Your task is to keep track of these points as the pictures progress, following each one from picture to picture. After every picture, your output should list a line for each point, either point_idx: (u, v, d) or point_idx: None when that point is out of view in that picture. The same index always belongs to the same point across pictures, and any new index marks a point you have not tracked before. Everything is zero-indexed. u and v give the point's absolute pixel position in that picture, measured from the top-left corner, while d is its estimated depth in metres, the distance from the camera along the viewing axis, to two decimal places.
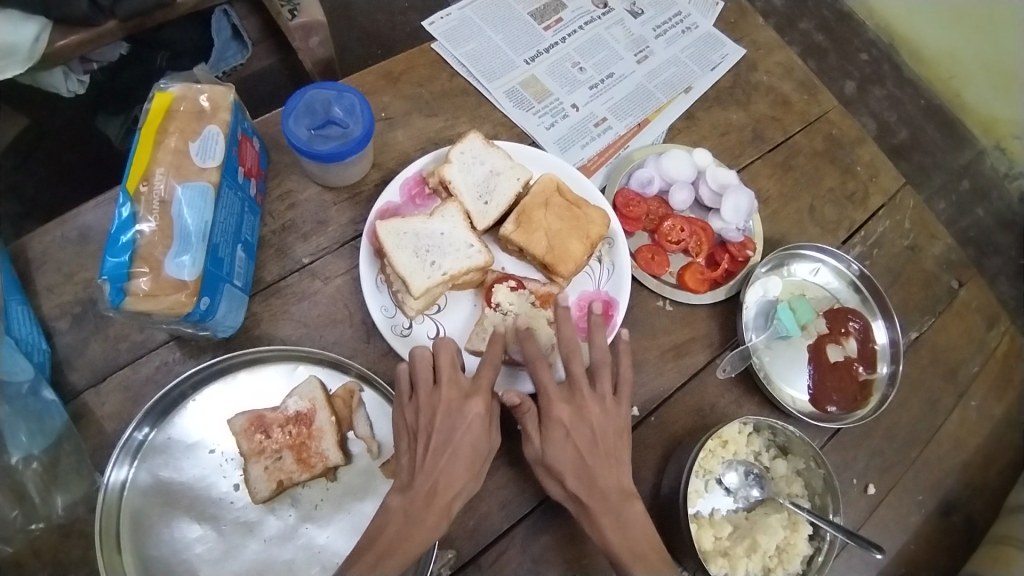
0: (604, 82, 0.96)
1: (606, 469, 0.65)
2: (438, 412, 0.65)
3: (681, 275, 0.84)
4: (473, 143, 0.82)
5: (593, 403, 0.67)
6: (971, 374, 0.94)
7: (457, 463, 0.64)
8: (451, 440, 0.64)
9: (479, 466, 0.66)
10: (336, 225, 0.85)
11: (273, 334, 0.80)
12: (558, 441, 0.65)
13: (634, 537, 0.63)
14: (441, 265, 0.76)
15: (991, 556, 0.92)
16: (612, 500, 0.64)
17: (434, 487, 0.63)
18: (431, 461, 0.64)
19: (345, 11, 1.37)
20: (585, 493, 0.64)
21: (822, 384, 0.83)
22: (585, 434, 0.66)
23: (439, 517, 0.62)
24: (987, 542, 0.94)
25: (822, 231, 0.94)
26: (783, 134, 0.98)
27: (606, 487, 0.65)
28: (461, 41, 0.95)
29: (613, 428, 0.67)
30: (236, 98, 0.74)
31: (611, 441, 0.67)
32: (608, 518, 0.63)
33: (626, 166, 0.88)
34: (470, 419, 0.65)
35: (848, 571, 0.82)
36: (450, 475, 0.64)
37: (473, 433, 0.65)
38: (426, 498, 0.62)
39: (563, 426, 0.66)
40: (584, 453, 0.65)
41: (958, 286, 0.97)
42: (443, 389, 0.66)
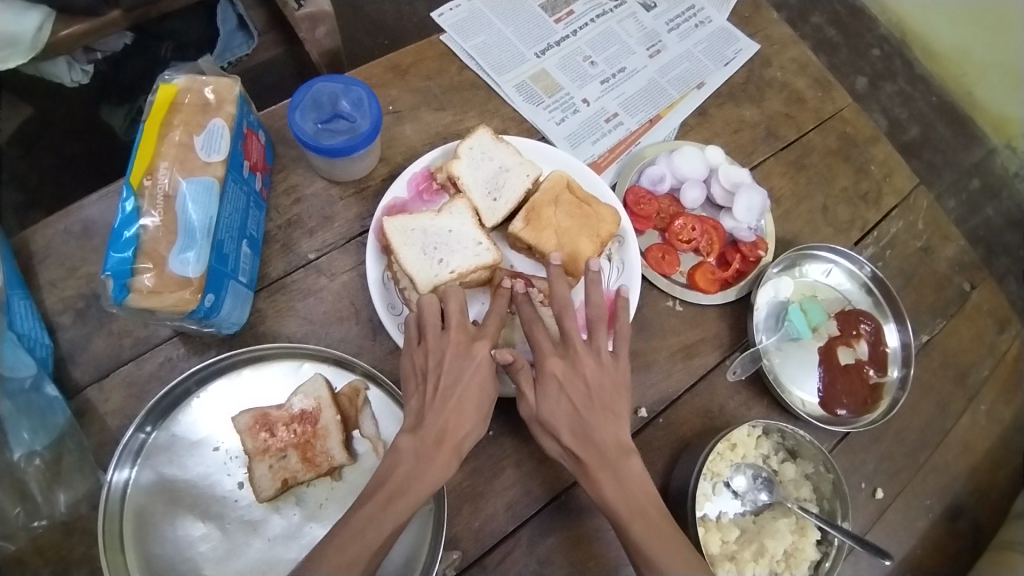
0: (615, 76, 0.95)
1: (601, 421, 0.64)
2: (447, 353, 0.65)
3: (692, 275, 0.83)
4: (482, 138, 0.80)
5: (587, 357, 0.66)
6: (982, 378, 0.93)
7: (468, 413, 0.63)
8: (460, 381, 0.64)
9: (487, 408, 0.66)
10: (343, 220, 0.84)
11: (278, 331, 0.79)
12: (552, 395, 0.65)
13: (632, 492, 0.60)
14: (450, 263, 0.75)
15: (996, 561, 0.91)
16: (610, 457, 0.62)
17: (445, 427, 0.62)
18: (439, 400, 0.63)
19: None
20: (581, 450, 0.63)
21: (833, 388, 0.81)
22: (578, 388, 0.65)
23: (450, 456, 0.61)
24: (993, 547, 0.94)
25: (834, 232, 0.92)
26: (796, 131, 0.96)
27: (602, 442, 0.62)
28: (471, 33, 0.94)
29: (610, 381, 0.66)
30: (241, 90, 0.73)
31: (603, 391, 0.65)
32: (605, 474, 0.61)
33: (638, 164, 0.87)
34: (478, 362, 0.65)
35: None
36: (461, 419, 0.63)
37: (478, 390, 0.64)
38: (435, 442, 0.61)
39: (556, 379, 0.65)
40: (579, 407, 0.64)
41: (971, 289, 0.96)
42: (452, 333, 0.66)
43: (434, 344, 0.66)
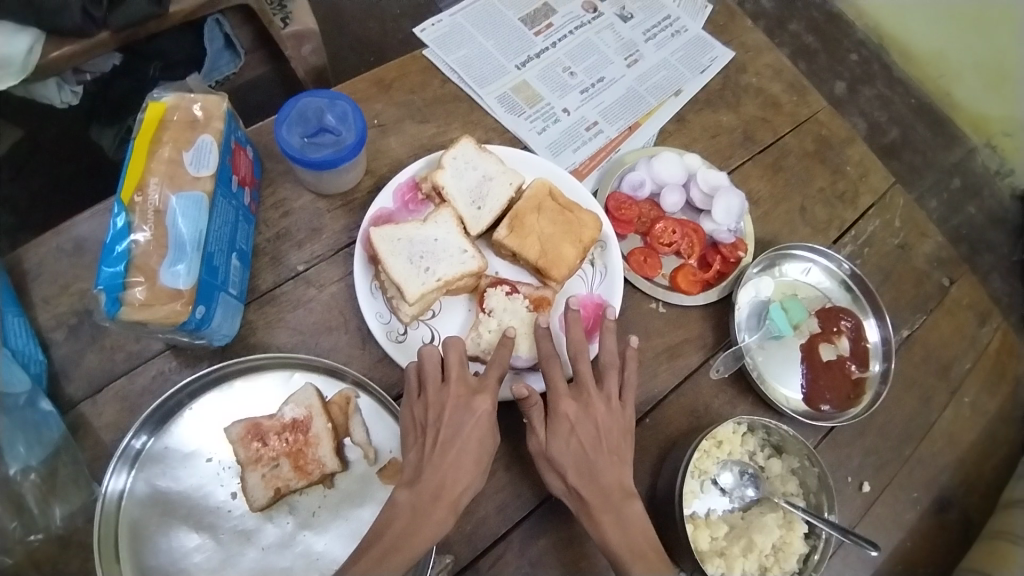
0: (595, 86, 0.97)
1: (608, 465, 0.66)
2: (447, 406, 0.67)
3: (673, 277, 0.85)
4: (466, 149, 0.82)
5: (599, 403, 0.69)
6: (964, 371, 0.95)
7: (463, 459, 0.65)
8: (459, 435, 0.66)
9: (486, 461, 0.67)
10: (331, 232, 0.86)
11: (268, 343, 0.80)
12: (563, 435, 0.66)
13: (634, 535, 0.63)
14: (436, 270, 0.76)
15: (987, 552, 0.91)
16: (614, 499, 0.65)
17: (442, 483, 0.64)
18: (440, 455, 0.65)
19: (337, 18, 1.38)
20: (585, 488, 0.65)
21: (816, 383, 0.84)
22: (590, 427, 0.67)
23: (446, 512, 0.63)
24: (983, 539, 0.94)
25: (812, 231, 0.94)
26: (773, 135, 0.99)
27: (604, 482, 0.65)
28: (453, 47, 0.97)
29: (618, 427, 0.69)
30: (229, 107, 0.75)
31: (607, 433, 0.68)
32: (610, 514, 0.64)
33: (618, 170, 0.89)
34: (479, 415, 0.67)
35: (844, 570, 0.82)
36: (463, 470, 0.65)
37: (480, 440, 0.66)
38: (430, 501, 0.63)
39: (569, 420, 0.67)
40: (588, 449, 0.66)
41: (949, 284, 0.98)
42: (452, 386, 0.68)
43: (453, 394, 0.67)
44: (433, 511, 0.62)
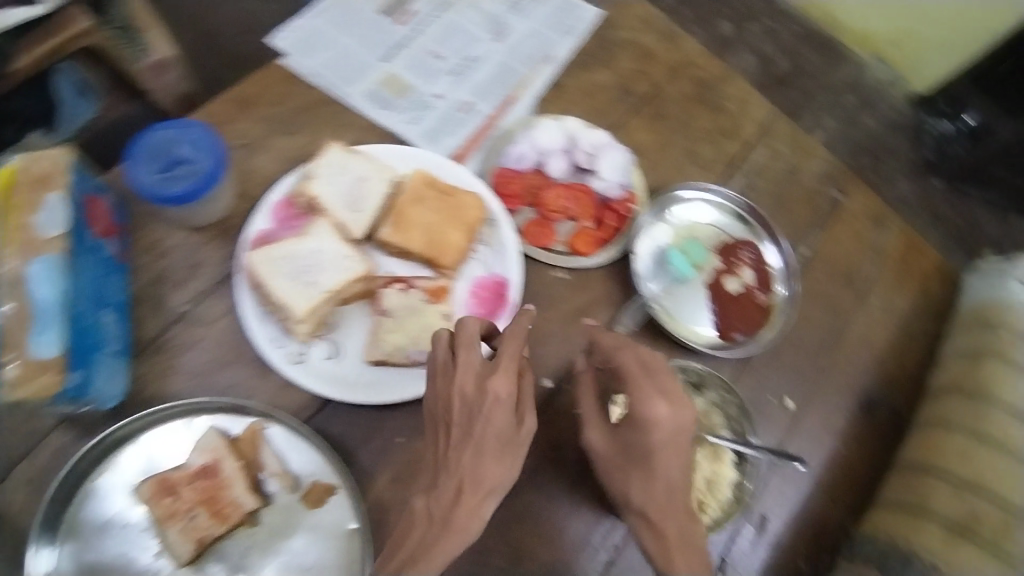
0: (465, 66, 0.93)
1: (676, 471, 0.65)
2: (459, 389, 0.63)
3: (571, 242, 0.84)
4: (335, 154, 0.79)
5: (667, 406, 0.63)
6: (870, 276, 0.99)
7: (485, 458, 0.62)
8: (478, 427, 0.62)
9: (515, 452, 0.65)
10: (211, 264, 0.82)
11: (169, 391, 0.77)
12: (643, 438, 0.64)
13: (693, 544, 0.66)
14: (320, 282, 0.74)
15: (924, 443, 0.87)
16: (685, 514, 0.66)
17: (462, 484, 0.62)
18: (466, 453, 0.62)
19: (206, 40, 1.31)
20: (651, 504, 0.66)
21: (725, 316, 0.86)
22: (668, 431, 0.63)
23: (469, 517, 0.61)
24: (922, 427, 0.90)
25: (701, 170, 0.95)
26: (652, 85, 0.98)
27: (667, 489, 0.65)
28: (312, 51, 0.93)
29: (682, 425, 0.63)
30: (75, 158, 0.71)
31: (680, 441, 0.64)
32: (673, 523, 0.65)
33: (501, 145, 0.87)
34: (493, 399, 0.62)
35: (784, 486, 0.86)
36: (491, 471, 0.63)
37: (501, 431, 0.63)
38: (444, 518, 0.60)
39: (656, 425, 0.62)
40: (656, 457, 0.64)
41: (841, 197, 1.01)
42: (459, 368, 0.64)
43: (464, 383, 0.64)
44: (450, 526, 0.60)
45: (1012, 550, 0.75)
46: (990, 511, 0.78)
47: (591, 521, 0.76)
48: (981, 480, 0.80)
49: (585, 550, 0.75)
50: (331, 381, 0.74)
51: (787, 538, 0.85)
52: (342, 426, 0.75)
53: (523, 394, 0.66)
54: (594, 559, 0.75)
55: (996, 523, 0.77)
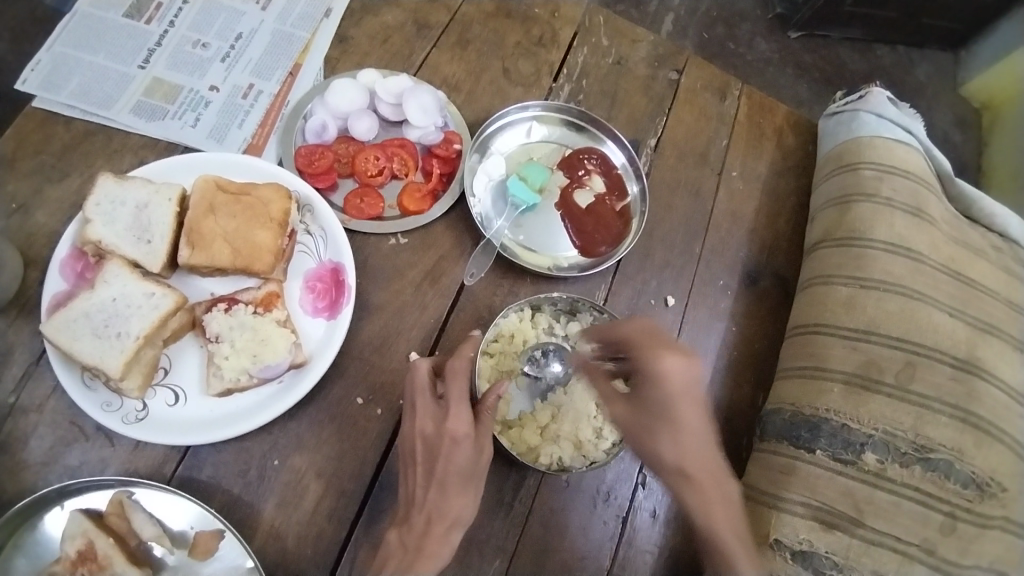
0: (235, 47, 0.85)
1: (701, 435, 0.63)
2: (423, 428, 0.62)
3: (400, 203, 0.78)
4: (105, 186, 0.71)
5: (677, 369, 0.60)
6: (722, 149, 0.95)
7: (451, 486, 0.60)
8: (444, 464, 0.61)
9: (475, 480, 0.62)
10: (22, 346, 0.73)
11: (21, 491, 0.69)
12: (656, 410, 0.62)
13: (722, 502, 0.65)
14: (130, 330, 0.67)
15: (807, 301, 0.84)
16: (715, 473, 0.65)
17: (430, 516, 0.60)
18: (428, 489, 0.60)
19: None
20: (685, 460, 0.63)
21: (584, 232, 0.82)
22: (688, 391, 0.61)
23: (441, 544, 0.59)
24: (805, 289, 0.86)
25: (525, 89, 0.89)
26: (447, 13, 0.91)
27: (694, 449, 0.63)
28: (63, 82, 0.80)
29: (692, 388, 0.61)
30: None
31: (697, 395, 0.62)
32: (708, 477, 0.64)
33: (296, 122, 0.80)
34: (451, 440, 0.61)
35: None
36: (457, 503, 0.61)
37: (463, 467, 0.61)
38: (414, 549, 0.58)
39: (672, 382, 0.60)
40: (676, 427, 0.62)
41: (678, 75, 0.97)
42: (419, 409, 0.63)
43: (422, 427, 0.62)
44: (423, 554, 0.58)
45: (915, 388, 0.73)
46: (888, 353, 0.75)
47: (500, 479, 0.72)
48: (873, 324, 0.77)
49: (499, 511, 0.71)
50: (180, 428, 0.67)
51: None
52: (211, 468, 0.70)
53: (483, 427, 0.64)
54: (512, 514, 0.71)
55: (898, 365, 0.74)
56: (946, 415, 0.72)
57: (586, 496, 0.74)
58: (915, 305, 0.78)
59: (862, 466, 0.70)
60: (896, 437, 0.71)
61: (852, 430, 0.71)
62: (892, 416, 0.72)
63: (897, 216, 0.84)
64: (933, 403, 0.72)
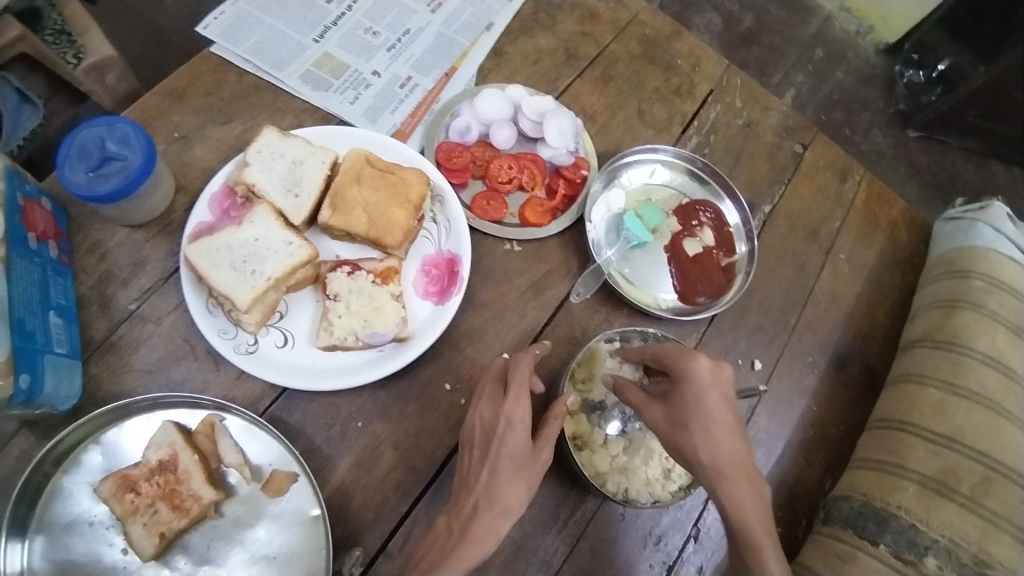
0: (401, 40, 0.93)
1: (738, 432, 0.61)
2: (489, 414, 0.64)
3: (522, 213, 0.82)
4: (269, 138, 0.78)
5: (704, 360, 0.63)
6: (834, 230, 0.96)
7: (507, 473, 0.59)
8: (503, 445, 0.60)
9: (530, 475, 0.60)
10: (155, 261, 0.80)
11: (123, 390, 0.76)
12: (687, 405, 0.62)
13: (758, 508, 0.59)
14: (263, 271, 0.73)
15: (895, 398, 0.83)
16: (747, 471, 0.61)
17: (478, 502, 0.58)
18: (483, 473, 0.60)
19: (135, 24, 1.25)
20: (718, 462, 0.60)
21: (687, 279, 0.83)
22: (717, 391, 0.62)
23: (486, 531, 0.56)
24: (894, 385, 0.85)
25: (655, 132, 0.93)
26: (596, 47, 0.97)
27: (730, 452, 0.60)
28: (243, 37, 0.89)
29: (722, 388, 0.62)
30: (8, 163, 0.70)
31: (727, 399, 0.62)
32: (746, 486, 0.60)
33: (443, 119, 0.86)
34: (506, 421, 0.61)
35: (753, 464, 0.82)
36: (508, 490, 0.58)
37: (517, 452, 0.60)
38: (460, 530, 0.57)
39: (702, 378, 0.62)
40: (707, 419, 0.61)
41: (803, 149, 0.99)
42: (484, 400, 0.65)
43: (483, 412, 0.64)
44: (467, 537, 0.56)
45: (989, 504, 0.70)
46: (970, 466, 0.73)
47: (559, 496, 0.73)
48: (960, 434, 0.75)
49: (553, 526, 0.72)
50: (283, 370, 0.72)
51: None
52: (299, 414, 0.74)
53: (551, 428, 0.63)
54: (562, 534, 0.72)
55: (975, 479, 0.72)
56: (1014, 537, 0.69)
57: (635, 537, 0.74)
58: (1003, 424, 0.76)
59: (921, 569, 0.68)
60: (960, 547, 0.68)
61: (919, 532, 0.69)
62: (960, 526, 0.69)
63: (1000, 332, 0.82)
64: (1006, 523, 0.69)
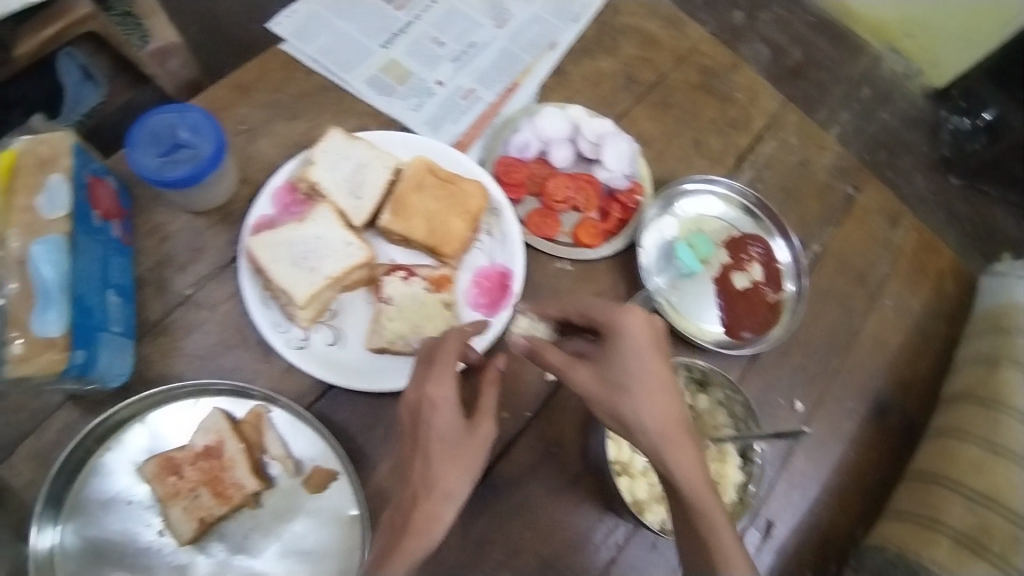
0: (466, 53, 0.94)
1: (668, 390, 0.60)
2: (417, 390, 0.62)
3: (575, 233, 0.83)
4: (334, 139, 0.79)
5: (640, 312, 0.61)
6: (881, 275, 0.95)
7: (444, 457, 0.59)
8: (432, 429, 0.60)
9: (468, 458, 0.60)
10: (214, 249, 0.82)
11: (173, 373, 0.77)
12: (611, 363, 0.60)
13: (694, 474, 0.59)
14: (322, 269, 0.74)
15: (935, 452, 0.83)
16: (686, 433, 0.60)
17: (417, 490, 0.59)
18: (417, 459, 0.60)
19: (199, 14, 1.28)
20: (654, 424, 0.58)
21: (733, 313, 0.84)
22: (642, 344, 0.60)
23: (428, 519, 0.57)
24: (934, 439, 0.85)
25: (710, 163, 0.94)
26: (656, 73, 0.97)
27: (662, 414, 0.59)
28: (312, 37, 0.91)
29: (653, 339, 0.61)
30: (77, 141, 0.72)
31: (658, 351, 0.61)
32: (684, 447, 0.59)
33: (503, 134, 0.87)
34: (432, 403, 0.60)
35: (786, 506, 0.83)
36: (445, 474, 0.58)
37: (446, 434, 0.60)
38: (401, 524, 0.58)
39: (637, 332, 0.60)
40: (640, 376, 0.59)
41: (854, 192, 0.99)
42: (417, 374, 0.64)
43: (409, 394, 0.63)
44: (409, 529, 0.57)
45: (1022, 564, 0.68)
46: (1005, 526, 0.71)
47: (594, 518, 0.76)
48: (996, 492, 0.74)
49: (587, 547, 0.75)
50: (333, 368, 0.73)
51: (791, 543, 0.82)
52: (344, 413, 0.76)
53: (484, 407, 0.62)
54: (596, 556, 0.76)
55: (1010, 539, 0.70)
56: None
57: (662, 567, 0.77)
58: None
59: None
60: None
61: None
62: None
63: None
64: None
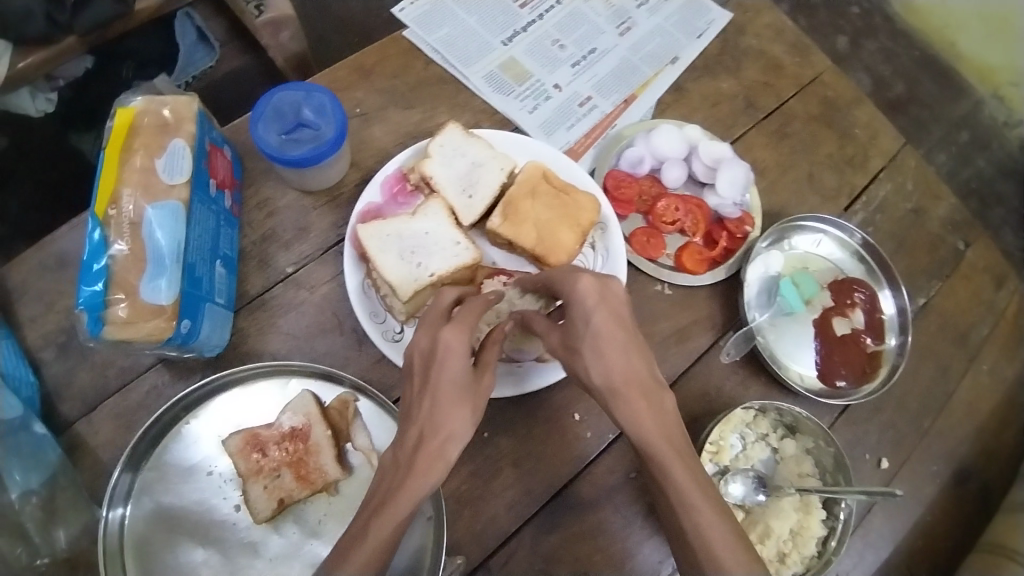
0: (586, 58, 0.92)
1: (632, 349, 0.58)
2: (424, 335, 0.60)
3: (679, 256, 0.81)
4: (452, 135, 0.78)
5: (590, 277, 0.60)
6: (983, 338, 0.91)
7: (449, 398, 0.55)
8: (439, 377, 0.56)
9: (476, 404, 0.56)
10: (318, 230, 0.82)
11: (265, 349, 0.77)
12: (579, 324, 0.60)
13: (671, 430, 0.57)
14: (428, 266, 0.74)
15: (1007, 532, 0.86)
16: (651, 389, 0.58)
17: (421, 433, 0.54)
18: (423, 402, 0.56)
19: None
20: (617, 380, 0.57)
21: (831, 359, 0.80)
22: (600, 307, 0.59)
23: (429, 464, 0.53)
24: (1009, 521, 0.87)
25: (822, 200, 0.90)
26: (776, 100, 0.93)
27: (626, 369, 0.57)
28: (435, 26, 0.90)
29: (615, 299, 0.60)
30: (200, 107, 0.70)
31: (620, 312, 0.60)
32: (646, 401, 0.57)
33: (616, 146, 0.85)
34: (444, 347, 0.57)
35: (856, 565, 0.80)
36: (452, 415, 0.55)
37: (458, 378, 0.56)
38: (406, 463, 0.53)
39: (589, 296, 0.60)
40: (600, 334, 0.58)
41: (965, 248, 0.94)
42: (430, 318, 0.61)
43: (420, 340, 0.59)
44: (413, 470, 0.52)
45: None
46: None
47: (664, 552, 0.74)
48: None
49: None
50: None
51: None
52: None
53: (486, 361, 0.60)
54: None
55: None
56: None
57: None
58: None
59: None
60: None
61: None
62: None
63: None
64: None
